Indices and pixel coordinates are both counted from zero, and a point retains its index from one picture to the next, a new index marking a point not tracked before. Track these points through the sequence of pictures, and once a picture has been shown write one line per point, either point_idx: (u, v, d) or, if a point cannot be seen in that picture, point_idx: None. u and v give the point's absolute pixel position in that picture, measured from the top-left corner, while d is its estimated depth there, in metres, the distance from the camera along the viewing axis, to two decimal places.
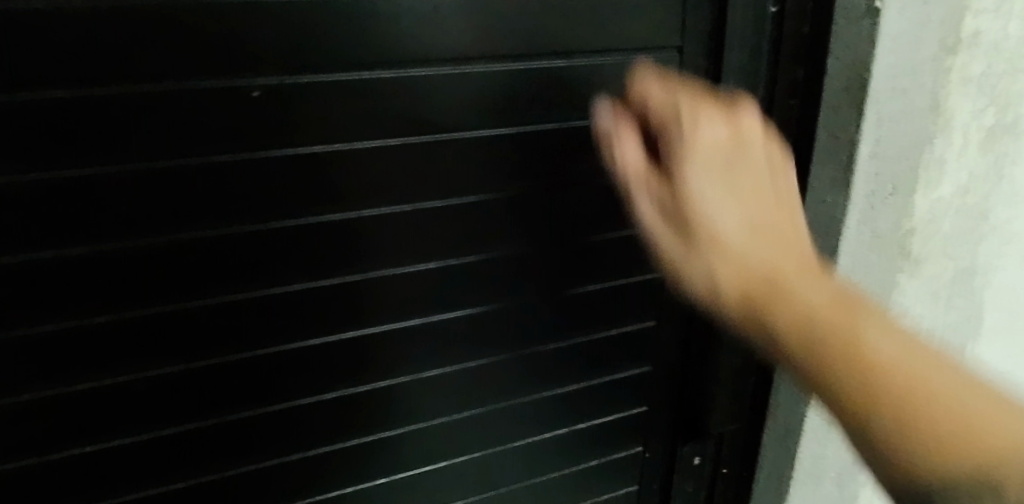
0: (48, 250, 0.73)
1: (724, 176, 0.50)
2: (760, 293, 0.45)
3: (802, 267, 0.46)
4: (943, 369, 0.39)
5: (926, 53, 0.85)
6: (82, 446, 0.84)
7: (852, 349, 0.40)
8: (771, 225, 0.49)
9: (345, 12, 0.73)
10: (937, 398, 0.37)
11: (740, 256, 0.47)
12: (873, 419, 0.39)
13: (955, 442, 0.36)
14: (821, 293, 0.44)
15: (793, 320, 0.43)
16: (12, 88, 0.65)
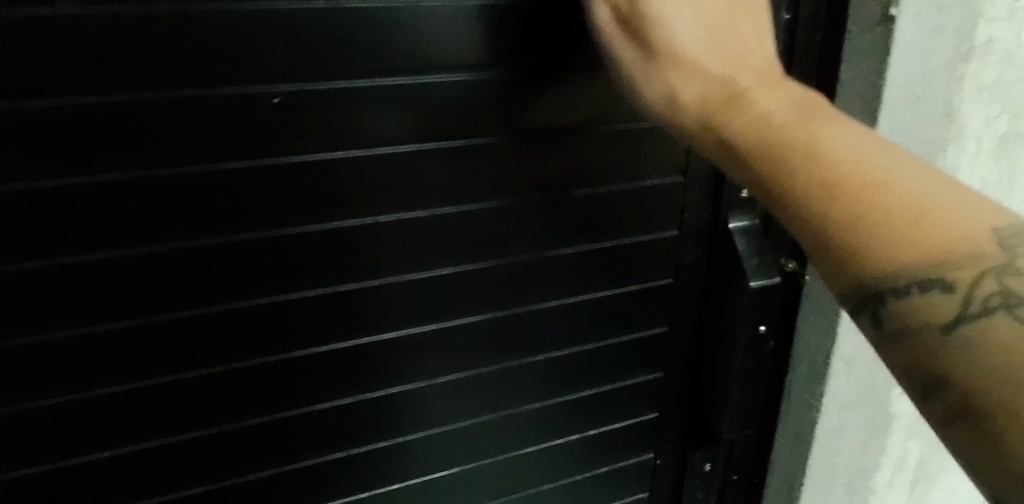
0: (70, 254, 0.73)
1: (697, 11, 0.68)
2: (721, 100, 0.63)
3: (756, 80, 0.64)
4: (873, 159, 0.52)
5: (940, 60, 0.85)
6: (97, 453, 0.83)
7: (795, 136, 0.56)
8: (740, 58, 0.67)
9: (366, 18, 0.74)
10: (866, 179, 0.51)
11: (709, 77, 0.66)
12: (816, 191, 0.52)
13: (869, 220, 0.49)
14: (772, 103, 0.61)
15: (744, 116, 0.61)
16: (39, 92, 0.66)
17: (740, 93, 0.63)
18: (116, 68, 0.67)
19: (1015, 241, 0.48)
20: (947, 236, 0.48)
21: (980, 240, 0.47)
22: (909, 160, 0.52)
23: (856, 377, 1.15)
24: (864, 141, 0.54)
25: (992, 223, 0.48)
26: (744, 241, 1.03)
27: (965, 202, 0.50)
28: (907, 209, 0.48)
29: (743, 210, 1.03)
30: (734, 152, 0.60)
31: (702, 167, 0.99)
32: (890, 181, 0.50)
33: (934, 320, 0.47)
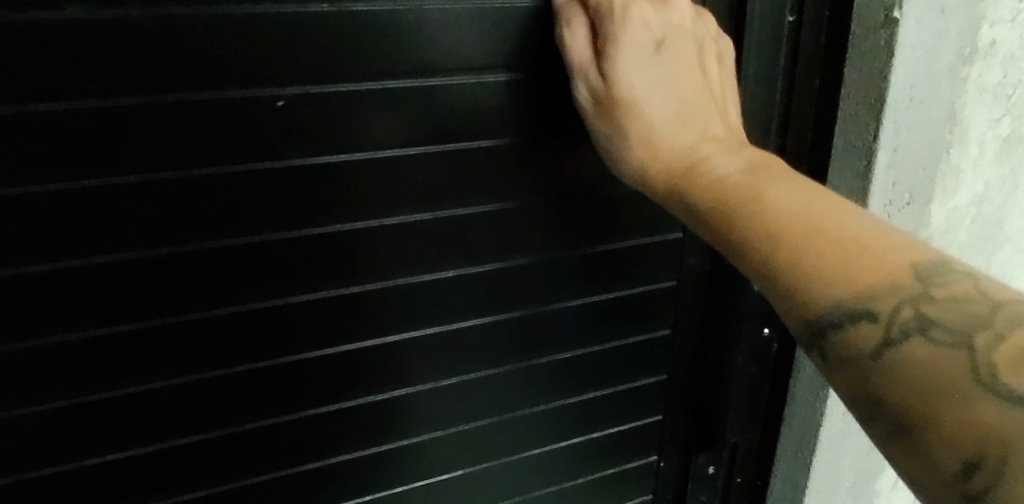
0: (74, 257, 0.73)
1: (659, 79, 0.73)
2: (682, 168, 0.71)
3: (715, 146, 0.71)
4: (812, 212, 0.56)
5: (944, 63, 0.85)
6: (102, 457, 0.83)
7: (746, 200, 0.62)
8: (699, 124, 0.73)
9: (368, 22, 0.74)
10: (803, 230, 0.55)
11: (670, 144, 0.72)
12: (760, 248, 0.57)
13: (806, 273, 0.53)
14: (726, 170, 0.67)
15: (703, 184, 0.67)
16: (42, 96, 0.66)
17: (698, 162, 0.70)
18: (118, 72, 0.67)
19: (937, 273, 0.50)
20: (872, 274, 0.51)
21: (901, 275, 0.50)
22: (845, 209, 0.56)
23: None
24: (809, 197, 0.58)
25: (913, 259, 0.51)
26: None
27: (891, 240, 0.53)
28: (837, 259, 0.52)
29: None
30: (698, 218, 0.67)
31: None
32: (826, 228, 0.54)
33: (863, 350, 0.49)
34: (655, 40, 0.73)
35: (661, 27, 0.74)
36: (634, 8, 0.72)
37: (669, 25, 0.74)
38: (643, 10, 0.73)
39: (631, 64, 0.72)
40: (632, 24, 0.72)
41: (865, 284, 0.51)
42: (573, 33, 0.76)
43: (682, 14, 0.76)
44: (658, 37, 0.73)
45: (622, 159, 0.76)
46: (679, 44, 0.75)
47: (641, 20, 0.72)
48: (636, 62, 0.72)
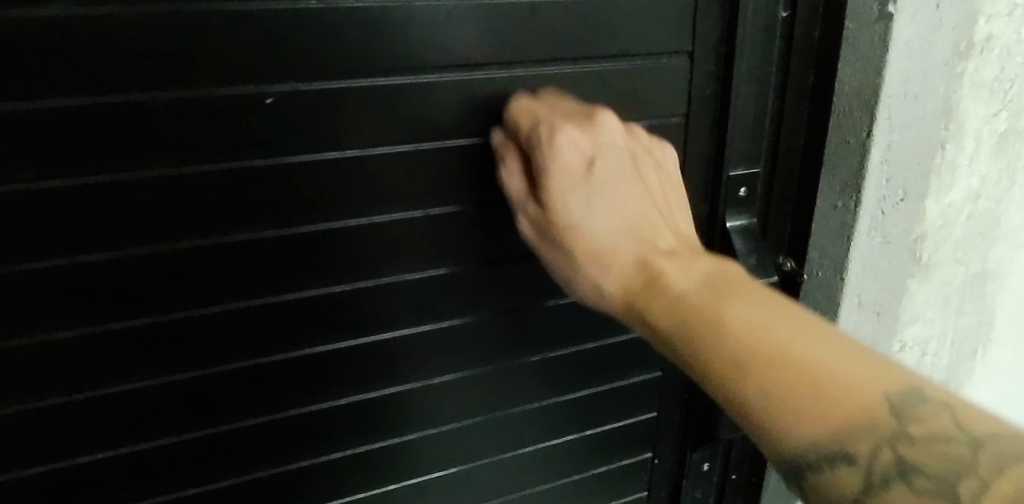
0: (62, 257, 0.74)
1: (599, 199, 0.71)
2: (637, 285, 0.66)
3: (665, 256, 0.67)
4: (777, 338, 0.55)
5: (937, 58, 0.83)
6: (96, 454, 0.85)
7: (711, 325, 0.58)
8: (638, 228, 0.71)
9: (352, 18, 0.73)
10: (767, 352, 0.55)
11: (619, 267, 0.68)
12: (732, 382, 0.56)
13: (772, 409, 0.53)
14: (688, 284, 0.63)
15: (662, 304, 0.63)
16: (24, 96, 0.66)
17: (653, 274, 0.66)
18: (101, 71, 0.67)
19: (909, 405, 0.50)
20: (842, 413, 0.51)
21: (873, 413, 0.51)
22: (812, 329, 0.56)
23: None
24: (780, 318, 0.57)
25: (885, 388, 0.51)
26: (741, 240, 0.98)
27: (860, 366, 0.53)
28: (818, 408, 0.52)
29: (740, 209, 0.98)
30: (662, 340, 0.63)
31: (701, 169, 0.96)
32: (788, 356, 0.54)
33: (846, 490, 0.52)
34: (587, 162, 0.72)
35: (593, 149, 0.73)
36: (562, 133, 0.72)
37: (599, 146, 0.74)
38: (571, 133, 0.73)
39: (568, 190, 0.71)
40: (562, 146, 0.72)
41: (848, 432, 0.51)
42: (508, 167, 0.80)
43: (611, 131, 0.75)
44: (591, 157, 0.72)
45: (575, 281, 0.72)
46: (611, 161, 0.74)
47: (572, 144, 0.72)
48: (572, 188, 0.71)
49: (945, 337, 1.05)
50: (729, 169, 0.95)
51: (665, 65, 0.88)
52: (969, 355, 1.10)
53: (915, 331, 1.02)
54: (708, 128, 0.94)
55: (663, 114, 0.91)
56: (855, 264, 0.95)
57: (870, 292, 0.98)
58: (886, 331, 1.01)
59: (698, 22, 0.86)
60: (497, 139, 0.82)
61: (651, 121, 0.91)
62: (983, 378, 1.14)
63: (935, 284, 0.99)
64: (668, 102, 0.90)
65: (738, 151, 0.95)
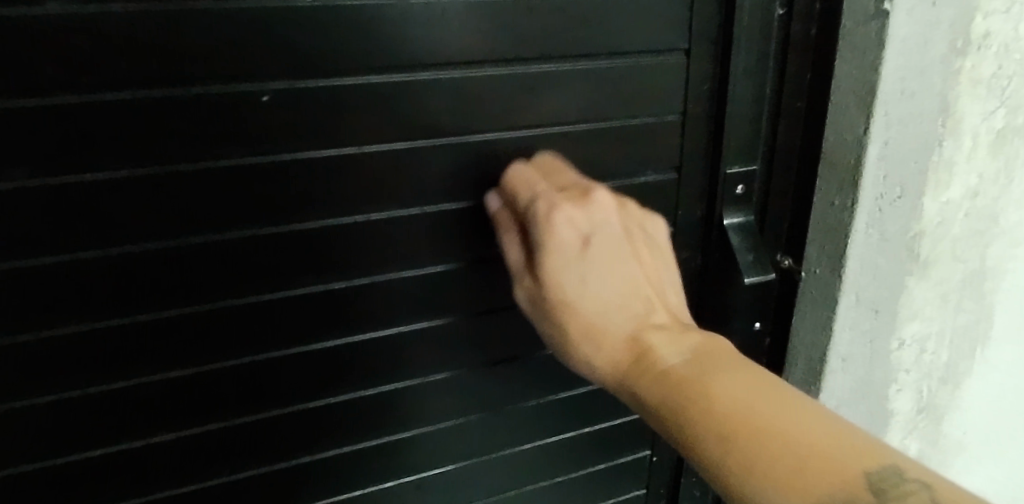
0: (60, 253, 0.74)
1: (597, 277, 0.69)
2: (627, 358, 0.67)
3: (657, 334, 0.67)
4: (763, 413, 0.57)
5: (935, 55, 0.83)
6: (95, 450, 0.85)
7: (697, 397, 0.60)
8: (632, 306, 0.70)
9: (347, 15, 0.73)
10: (758, 429, 0.56)
11: (612, 344, 0.68)
12: (722, 451, 0.56)
13: (762, 478, 0.54)
14: (675, 357, 0.65)
15: (651, 377, 0.64)
16: (22, 94, 0.66)
17: (642, 349, 0.66)
18: (97, 68, 0.67)
19: (889, 484, 0.50)
20: (828, 486, 0.51)
21: (858, 486, 0.51)
22: (795, 407, 0.57)
23: (857, 373, 1.04)
24: (762, 391, 0.59)
25: (866, 465, 0.52)
26: (739, 237, 0.99)
27: (842, 442, 0.54)
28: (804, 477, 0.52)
29: (738, 207, 0.99)
30: (651, 412, 0.64)
31: (697, 166, 0.97)
32: (773, 430, 0.55)
33: None
34: (583, 241, 0.70)
35: (590, 227, 0.71)
36: (560, 212, 0.71)
37: (596, 224, 0.72)
38: (573, 210, 0.71)
39: (563, 269, 0.70)
40: (560, 225, 0.70)
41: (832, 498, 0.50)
42: (508, 240, 0.79)
43: (609, 209, 0.73)
44: (587, 236, 0.71)
45: (567, 355, 0.71)
46: (609, 240, 0.71)
47: (568, 224, 0.71)
48: (568, 267, 0.69)
49: (945, 335, 1.05)
50: (727, 167, 0.96)
51: (661, 62, 0.88)
52: (968, 352, 1.10)
53: (914, 327, 1.02)
54: (705, 125, 0.94)
55: (660, 111, 0.91)
56: (853, 261, 0.94)
57: (869, 290, 0.97)
58: (885, 329, 1.00)
59: (695, 19, 0.87)
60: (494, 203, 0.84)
61: (647, 119, 0.91)
62: (983, 376, 1.14)
63: (933, 281, 0.99)
64: (665, 100, 0.91)
65: (736, 148, 0.95)
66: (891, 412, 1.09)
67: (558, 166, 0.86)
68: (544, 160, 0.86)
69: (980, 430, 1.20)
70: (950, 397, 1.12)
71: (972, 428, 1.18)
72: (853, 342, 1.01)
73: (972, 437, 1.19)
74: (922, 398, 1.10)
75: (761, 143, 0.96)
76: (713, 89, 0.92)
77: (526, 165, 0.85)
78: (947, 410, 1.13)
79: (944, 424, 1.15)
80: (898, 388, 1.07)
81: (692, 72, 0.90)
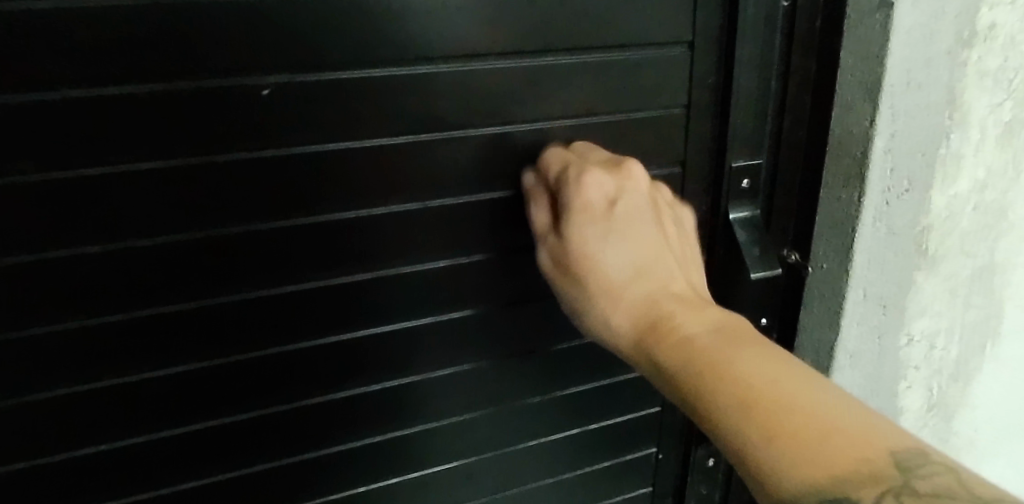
0: (63, 247, 0.74)
1: (621, 237, 0.74)
2: (647, 320, 0.69)
3: (681, 302, 0.70)
4: (779, 386, 0.57)
5: (941, 47, 0.82)
6: (98, 445, 0.85)
7: (718, 364, 0.61)
8: (654, 272, 0.73)
9: (348, 8, 0.73)
10: (773, 402, 0.56)
11: (631, 308, 0.71)
12: (740, 417, 0.57)
13: (777, 450, 0.53)
14: (698, 326, 0.67)
15: (671, 341, 0.66)
16: (25, 87, 0.67)
17: (665, 315, 0.69)
18: (98, 62, 0.67)
19: (914, 463, 0.49)
20: (844, 458, 0.50)
21: (878, 462, 0.50)
22: (814, 384, 0.57)
23: (866, 369, 1.03)
24: (777, 366, 0.59)
25: (890, 446, 0.51)
26: (745, 232, 0.99)
27: (866, 428, 0.52)
28: (817, 448, 0.51)
29: (744, 201, 0.98)
30: (666, 374, 0.65)
31: (702, 159, 0.96)
32: (787, 401, 0.55)
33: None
34: (611, 203, 0.76)
35: (619, 192, 0.77)
36: (589, 175, 0.77)
37: (624, 190, 0.77)
38: (598, 176, 0.77)
39: (587, 223, 0.75)
40: (587, 186, 0.76)
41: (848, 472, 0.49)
42: (537, 213, 0.83)
43: (637, 178, 0.79)
44: (615, 200, 0.76)
45: (590, 314, 0.74)
46: (634, 205, 0.77)
47: (597, 186, 0.76)
48: (590, 223, 0.75)
49: (954, 331, 1.04)
50: (732, 161, 0.95)
51: (665, 54, 0.88)
52: (978, 349, 1.09)
53: (923, 323, 1.01)
54: (709, 118, 0.94)
55: (663, 104, 0.91)
56: (860, 255, 0.93)
57: (876, 284, 0.96)
58: (893, 325, 0.99)
59: (698, 12, 0.86)
60: (529, 182, 0.86)
61: (650, 112, 0.91)
62: (994, 373, 1.13)
63: (942, 276, 0.98)
64: (668, 92, 0.90)
65: (741, 141, 0.94)
66: (901, 410, 1.08)
67: (597, 147, 0.87)
68: (583, 145, 0.87)
69: (991, 428, 1.18)
70: (960, 394, 1.11)
71: (983, 426, 1.17)
72: (861, 338, 1.00)
73: (983, 436, 1.18)
74: (932, 395, 1.09)
75: (766, 136, 0.95)
76: (717, 81, 0.91)
77: (563, 148, 0.87)
78: (957, 407, 1.12)
79: (955, 422, 1.13)
80: (908, 385, 1.06)
81: (696, 64, 0.90)
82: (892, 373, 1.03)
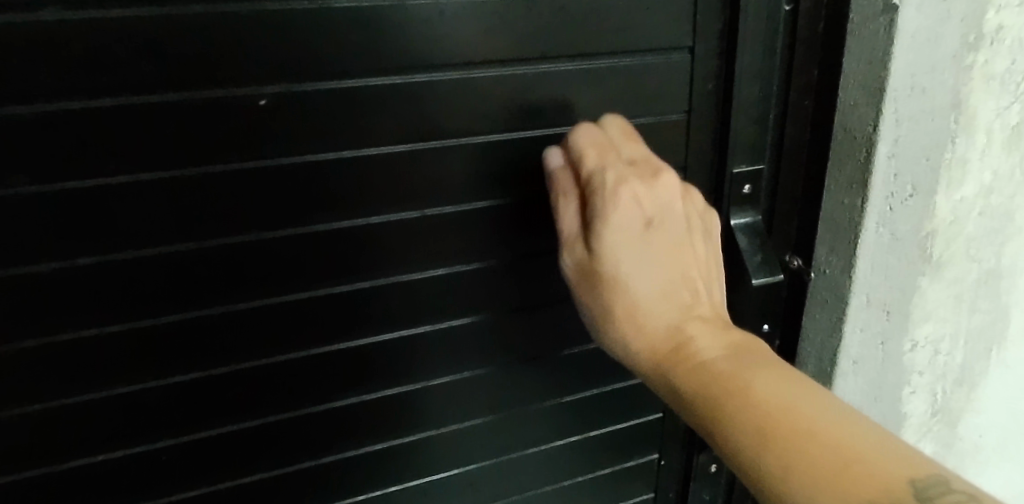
0: (59, 259, 0.74)
1: (651, 256, 0.71)
2: (666, 345, 0.69)
3: (701, 324, 0.69)
4: (800, 415, 0.56)
5: (946, 51, 0.81)
6: (98, 456, 0.86)
7: (735, 391, 0.61)
8: (678, 291, 0.72)
9: (341, 17, 0.72)
10: (792, 433, 0.55)
11: (651, 330, 0.70)
12: (758, 447, 0.56)
13: (796, 483, 0.53)
14: (716, 352, 0.66)
15: (689, 367, 0.65)
16: (18, 100, 0.66)
17: (684, 339, 0.68)
18: (92, 74, 0.67)
19: (934, 491, 0.49)
20: (869, 491, 0.50)
21: (901, 493, 0.49)
22: (834, 412, 0.56)
23: (868, 376, 1.02)
24: (800, 396, 0.58)
25: (910, 473, 0.50)
26: (747, 237, 0.97)
27: (881, 455, 0.52)
28: (838, 482, 0.51)
29: (745, 207, 0.97)
30: (683, 401, 0.65)
31: (703, 165, 0.95)
32: (808, 431, 0.55)
33: None
34: (645, 220, 0.72)
35: (653, 208, 0.72)
36: (626, 188, 0.71)
37: (660, 204, 0.73)
38: (636, 189, 0.72)
39: (620, 243, 0.70)
40: (624, 202, 0.71)
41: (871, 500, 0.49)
42: (565, 206, 0.77)
43: (673, 192, 0.74)
44: (648, 217, 0.72)
45: (605, 336, 0.73)
46: (668, 221, 0.73)
47: (633, 201, 0.71)
48: (626, 243, 0.70)
49: (959, 336, 1.03)
50: (733, 167, 0.94)
51: (664, 60, 0.87)
52: (984, 353, 1.08)
53: (927, 329, 1.00)
54: (710, 123, 0.93)
55: (663, 110, 0.90)
56: (863, 261, 0.92)
57: (880, 290, 0.95)
58: (897, 330, 0.98)
59: (699, 16, 0.85)
60: (555, 160, 0.81)
61: (650, 118, 0.90)
62: (1000, 377, 1.12)
63: (946, 281, 0.97)
64: (669, 97, 0.89)
65: (743, 147, 0.93)
66: (904, 416, 1.07)
67: (627, 129, 0.83)
68: (612, 123, 0.83)
69: (997, 431, 1.17)
70: (965, 399, 1.10)
71: (989, 430, 1.16)
72: (865, 344, 0.99)
73: (989, 440, 1.17)
74: (936, 400, 1.07)
75: (768, 141, 0.94)
76: (718, 86, 0.90)
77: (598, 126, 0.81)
78: (962, 412, 1.11)
79: (959, 427, 1.12)
80: (911, 391, 1.05)
81: (696, 70, 0.88)
82: (896, 378, 1.02)
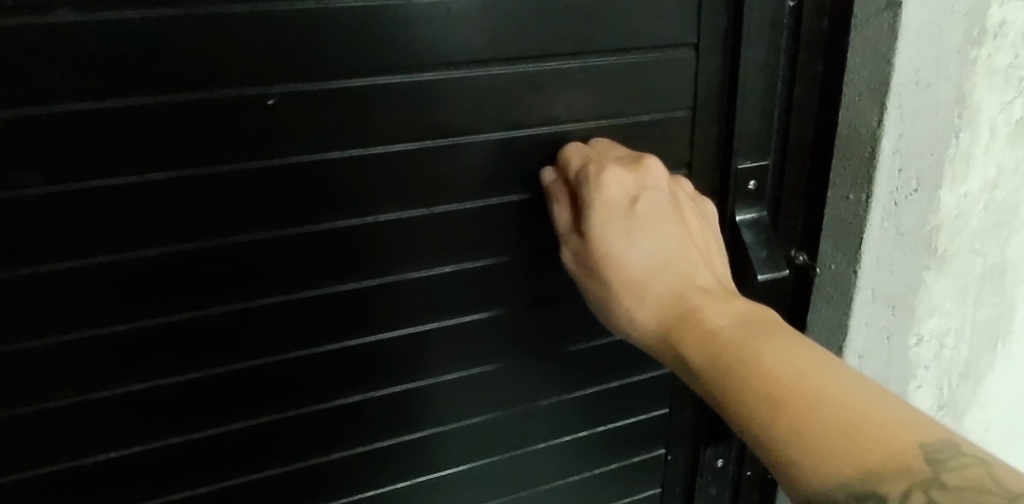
0: (71, 259, 0.75)
1: (641, 234, 0.75)
2: (671, 316, 0.70)
3: (705, 294, 0.70)
4: (807, 379, 0.56)
5: (950, 46, 0.81)
6: (110, 453, 0.87)
7: (741, 359, 0.61)
8: (679, 266, 0.74)
9: (347, 16, 0.72)
10: (796, 400, 0.55)
11: (657, 302, 0.71)
12: (767, 416, 0.56)
13: (805, 450, 0.53)
14: (721, 319, 0.67)
15: (696, 335, 0.67)
16: (30, 102, 0.67)
17: (690, 308, 0.69)
18: (102, 75, 0.68)
19: (946, 455, 0.49)
20: (875, 454, 0.50)
21: (908, 456, 0.49)
22: (842, 376, 0.56)
23: (875, 371, 1.02)
24: (806, 360, 0.58)
25: (921, 437, 0.50)
26: (751, 233, 0.97)
27: (893, 418, 0.52)
28: (844, 447, 0.51)
29: (750, 202, 0.97)
30: (693, 370, 0.66)
31: (708, 161, 0.96)
32: (820, 397, 0.54)
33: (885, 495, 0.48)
34: (632, 202, 0.77)
35: (638, 190, 0.78)
36: (609, 172, 0.77)
37: (645, 186, 0.78)
38: (620, 173, 0.78)
39: (609, 223, 0.75)
40: (608, 184, 0.77)
41: (877, 468, 0.50)
42: (558, 210, 0.84)
43: (658, 175, 0.79)
44: (635, 197, 0.77)
45: (614, 313, 0.75)
46: (657, 202, 0.78)
47: (618, 183, 0.77)
48: (613, 222, 0.75)
49: (964, 330, 1.03)
50: (738, 163, 0.95)
51: (669, 56, 0.87)
52: (990, 348, 1.08)
53: (933, 323, 1.00)
54: (714, 119, 0.93)
55: (668, 107, 0.90)
56: (869, 256, 0.92)
57: (885, 284, 0.95)
58: (902, 325, 0.99)
59: (702, 13, 0.85)
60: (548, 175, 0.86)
61: (655, 115, 0.90)
62: (1004, 372, 1.12)
63: (951, 276, 0.97)
64: (674, 94, 0.90)
65: (747, 142, 0.93)
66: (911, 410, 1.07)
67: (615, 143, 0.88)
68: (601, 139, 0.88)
69: (1002, 425, 1.18)
70: (971, 393, 1.10)
71: (995, 424, 1.16)
72: (871, 338, 1.00)
73: (995, 434, 1.17)
74: (942, 394, 1.08)
75: (773, 137, 0.94)
76: (722, 82, 0.91)
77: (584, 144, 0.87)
78: (968, 407, 1.11)
79: (965, 421, 1.13)
80: (918, 385, 1.05)
81: (700, 66, 0.89)
82: (902, 373, 1.03)
